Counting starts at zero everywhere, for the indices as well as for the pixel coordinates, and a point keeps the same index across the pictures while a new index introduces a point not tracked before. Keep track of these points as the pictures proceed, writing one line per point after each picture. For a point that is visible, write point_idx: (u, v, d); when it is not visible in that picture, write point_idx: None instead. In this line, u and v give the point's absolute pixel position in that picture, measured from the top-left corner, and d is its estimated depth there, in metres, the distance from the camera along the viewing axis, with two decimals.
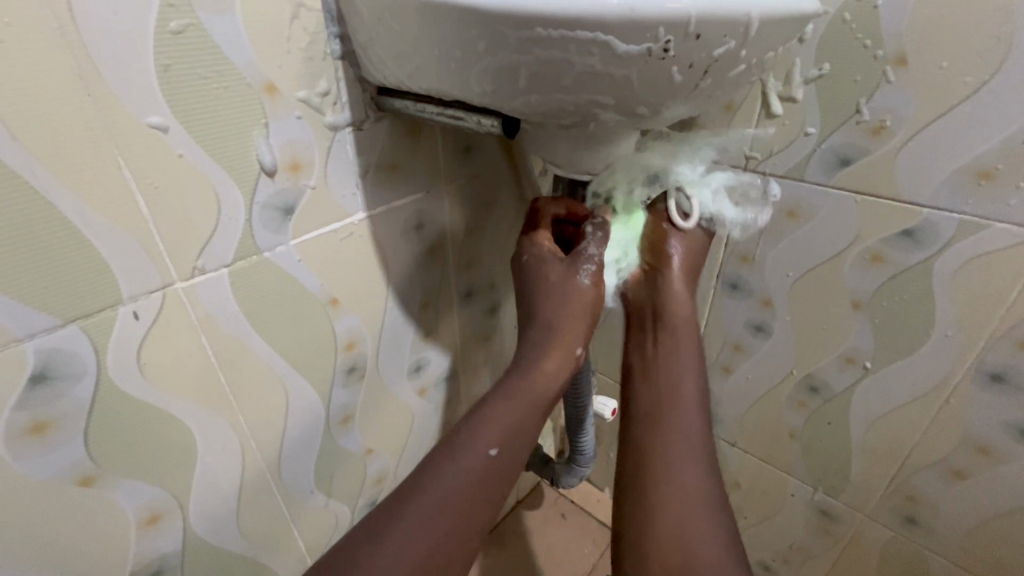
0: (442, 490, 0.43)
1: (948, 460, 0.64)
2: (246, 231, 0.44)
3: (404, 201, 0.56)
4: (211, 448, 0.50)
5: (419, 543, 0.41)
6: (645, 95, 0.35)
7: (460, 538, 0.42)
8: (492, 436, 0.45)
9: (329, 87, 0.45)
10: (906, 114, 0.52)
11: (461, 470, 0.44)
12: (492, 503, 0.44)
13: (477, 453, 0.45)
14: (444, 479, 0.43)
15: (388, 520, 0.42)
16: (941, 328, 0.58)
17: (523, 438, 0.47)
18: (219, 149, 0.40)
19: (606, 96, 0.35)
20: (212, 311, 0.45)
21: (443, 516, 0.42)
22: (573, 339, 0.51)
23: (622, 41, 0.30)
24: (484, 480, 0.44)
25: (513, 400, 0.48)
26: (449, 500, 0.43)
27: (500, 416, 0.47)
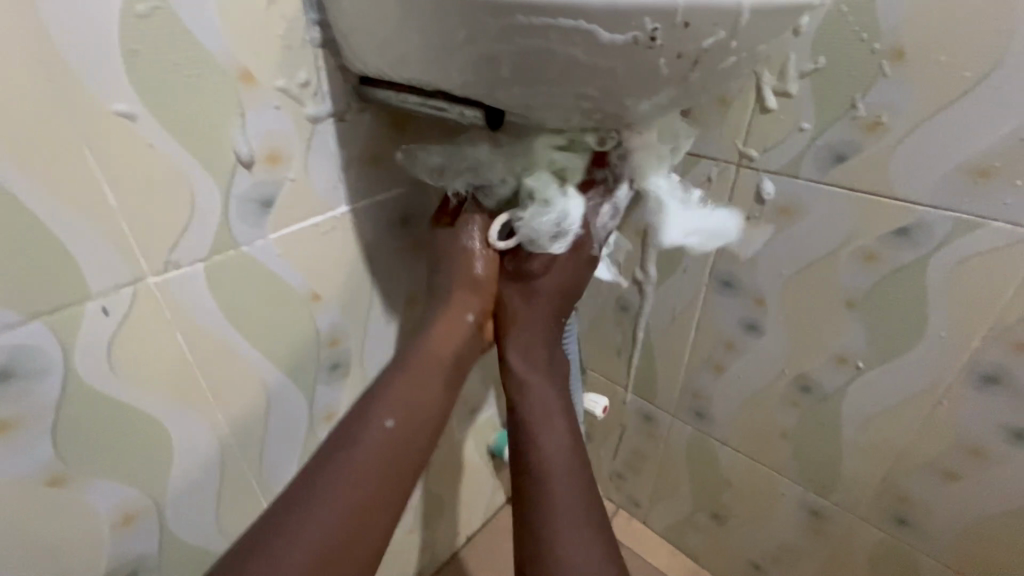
0: (340, 470, 0.42)
1: (939, 461, 0.63)
2: (223, 224, 0.43)
3: (388, 195, 0.55)
4: (188, 447, 0.48)
5: (331, 527, 0.40)
6: (632, 87, 0.34)
7: (373, 514, 0.42)
8: (391, 408, 0.45)
9: (309, 78, 0.44)
10: (902, 110, 0.50)
11: (362, 448, 0.43)
12: (398, 475, 0.44)
13: (376, 429, 0.44)
14: (342, 466, 0.42)
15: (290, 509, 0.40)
16: (935, 328, 0.57)
17: (426, 406, 0.47)
18: (193, 139, 0.39)
19: (590, 87, 0.33)
20: (188, 307, 0.44)
21: (344, 497, 0.41)
22: (465, 305, 0.52)
23: (607, 30, 0.29)
24: (383, 453, 0.44)
25: (411, 375, 0.48)
26: (351, 484, 0.42)
27: (399, 393, 0.46)
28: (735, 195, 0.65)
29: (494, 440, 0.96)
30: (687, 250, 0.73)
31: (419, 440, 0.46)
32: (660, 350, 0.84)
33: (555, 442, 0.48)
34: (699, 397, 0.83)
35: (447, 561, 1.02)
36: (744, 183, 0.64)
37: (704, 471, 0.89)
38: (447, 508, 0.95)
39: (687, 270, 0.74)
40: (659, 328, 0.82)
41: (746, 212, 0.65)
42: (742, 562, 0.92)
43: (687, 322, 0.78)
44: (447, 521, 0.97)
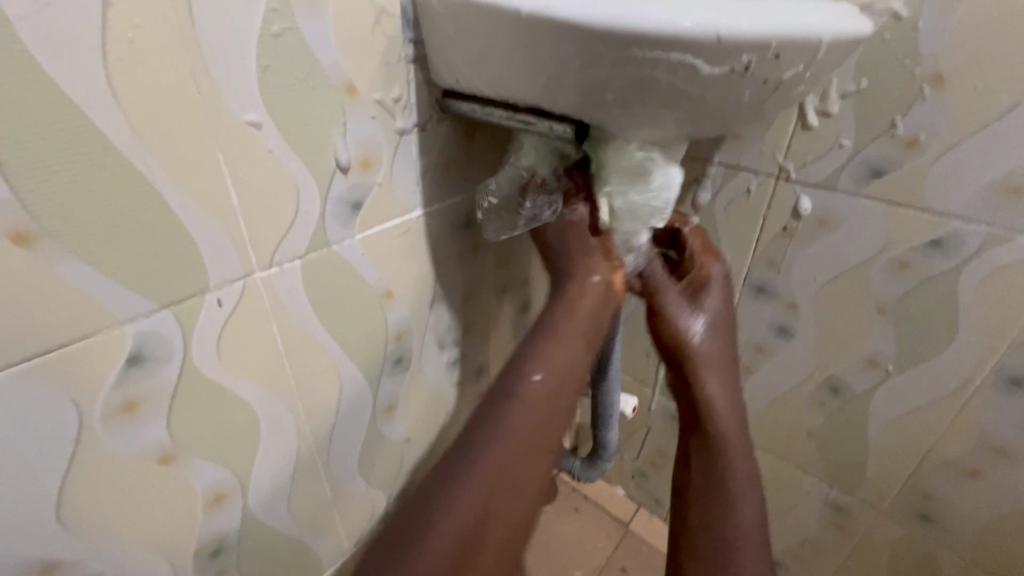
0: (500, 428, 0.45)
1: (962, 460, 0.67)
2: (319, 224, 0.47)
3: (455, 199, 0.59)
4: (272, 433, 0.52)
5: (477, 493, 0.43)
6: (717, 110, 0.38)
7: (526, 469, 0.45)
8: (539, 363, 0.48)
9: (401, 93, 0.48)
10: (941, 130, 0.54)
11: (521, 407, 0.46)
12: (544, 442, 0.47)
13: (528, 385, 0.47)
14: (494, 431, 0.45)
15: (447, 496, 0.43)
16: (963, 334, 0.61)
17: (569, 374, 0.49)
18: (303, 145, 0.43)
19: (680, 110, 0.37)
20: (285, 300, 0.47)
21: (500, 457, 0.44)
22: (591, 266, 0.52)
23: (709, 62, 0.33)
24: (520, 428, 0.45)
25: (560, 344, 0.49)
26: (502, 448, 0.44)
27: (552, 356, 0.49)
28: (773, 206, 0.69)
29: None
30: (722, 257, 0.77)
31: (555, 409, 0.48)
32: None
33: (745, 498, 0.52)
34: None
35: None
36: (782, 195, 0.68)
37: None
38: None
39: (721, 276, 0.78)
40: None
41: (782, 222, 0.69)
42: None
43: None
44: None
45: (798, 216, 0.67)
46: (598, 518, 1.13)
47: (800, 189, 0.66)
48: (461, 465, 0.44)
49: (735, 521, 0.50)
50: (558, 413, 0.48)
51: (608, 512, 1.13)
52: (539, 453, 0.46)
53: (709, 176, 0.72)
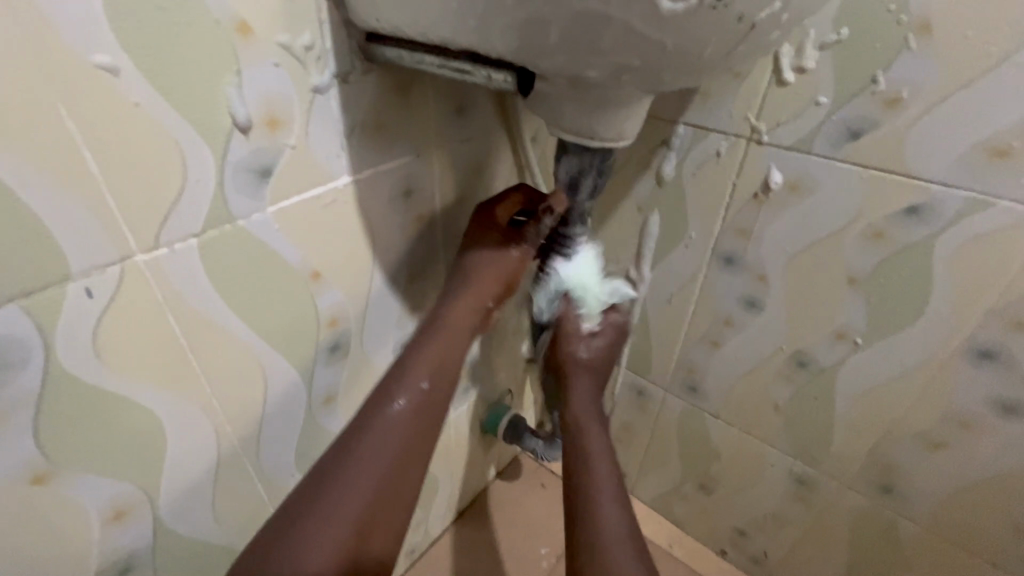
0: (382, 432, 0.48)
1: (927, 432, 0.65)
2: (217, 196, 0.39)
3: (392, 166, 0.51)
4: (182, 437, 0.45)
5: (369, 464, 0.46)
6: (680, 57, 0.31)
7: (401, 486, 0.47)
8: (423, 370, 0.52)
9: (313, 38, 0.40)
10: (923, 86, 0.50)
11: (401, 408, 0.49)
12: (411, 463, 0.48)
13: (413, 390, 0.50)
14: (379, 432, 0.48)
15: (346, 456, 0.47)
16: (935, 306, 0.58)
17: (446, 372, 0.53)
18: (184, 98, 0.34)
19: (635, 58, 0.31)
20: (181, 288, 0.39)
21: (380, 453, 0.47)
22: (484, 284, 0.57)
23: None
24: (397, 432, 0.48)
25: (442, 338, 0.54)
26: (388, 445, 0.48)
27: (426, 354, 0.53)
28: (743, 170, 0.64)
29: (487, 418, 0.95)
30: (689, 227, 0.72)
31: (431, 414, 0.51)
32: (656, 328, 0.84)
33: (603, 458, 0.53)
34: (693, 371, 0.84)
35: (439, 536, 1.02)
36: (753, 159, 0.63)
37: (694, 443, 0.92)
38: (440, 485, 0.95)
39: (689, 246, 0.74)
40: (658, 305, 0.82)
41: (753, 188, 0.64)
42: (726, 528, 0.96)
43: (686, 299, 0.78)
44: (440, 497, 0.97)
45: (768, 188, 0.63)
46: (564, 494, 1.11)
47: (771, 159, 0.61)
48: (340, 462, 0.46)
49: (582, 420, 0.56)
50: (432, 409, 0.51)
51: None
52: (409, 470, 0.48)
53: (677, 139, 0.67)
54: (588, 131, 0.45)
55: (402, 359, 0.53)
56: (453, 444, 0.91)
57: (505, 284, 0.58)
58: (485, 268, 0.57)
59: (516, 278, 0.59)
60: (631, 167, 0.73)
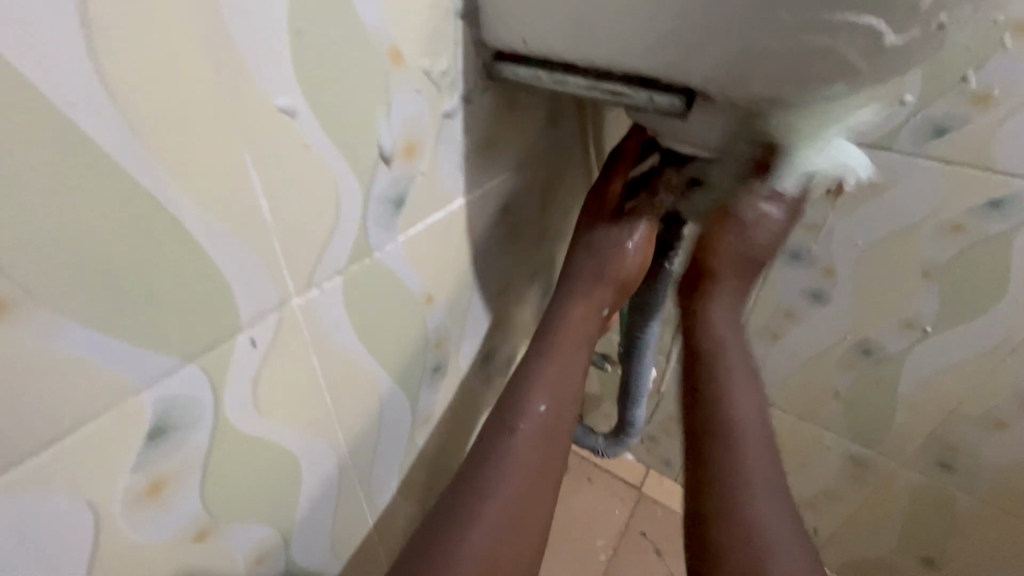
0: (510, 457, 0.49)
1: (991, 412, 0.69)
2: (361, 231, 0.37)
3: (497, 182, 0.50)
4: (314, 473, 0.44)
5: (502, 494, 0.47)
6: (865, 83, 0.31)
7: (533, 512, 0.48)
8: (542, 395, 0.52)
9: (449, 63, 0.38)
10: (1015, 85, 0.51)
11: (523, 433, 0.50)
12: (542, 489, 0.49)
13: (532, 415, 0.51)
14: (507, 457, 0.49)
15: (481, 484, 0.47)
16: (1008, 295, 0.61)
17: (566, 388, 0.53)
18: (345, 135, 0.33)
19: (824, 88, 0.31)
20: (326, 328, 0.38)
21: (514, 479, 0.48)
22: (598, 295, 0.56)
23: (896, 33, 0.26)
24: (526, 460, 0.49)
25: (557, 357, 0.54)
26: (519, 472, 0.48)
27: (546, 372, 0.53)
28: None
29: None
30: None
31: (554, 436, 0.51)
32: None
33: (747, 413, 0.47)
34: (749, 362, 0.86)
35: None
36: None
37: None
38: None
39: None
40: None
41: (826, 184, 0.65)
42: None
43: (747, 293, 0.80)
44: None
45: (841, 189, 0.64)
46: (611, 485, 1.13)
47: (847, 166, 0.63)
48: (471, 488, 0.47)
49: (726, 420, 0.47)
50: (555, 433, 0.52)
51: (619, 477, 1.14)
52: (540, 496, 0.49)
53: None
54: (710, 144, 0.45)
55: (521, 378, 0.53)
56: None
57: (620, 286, 0.57)
58: (598, 275, 0.56)
59: (632, 279, 0.57)
60: None
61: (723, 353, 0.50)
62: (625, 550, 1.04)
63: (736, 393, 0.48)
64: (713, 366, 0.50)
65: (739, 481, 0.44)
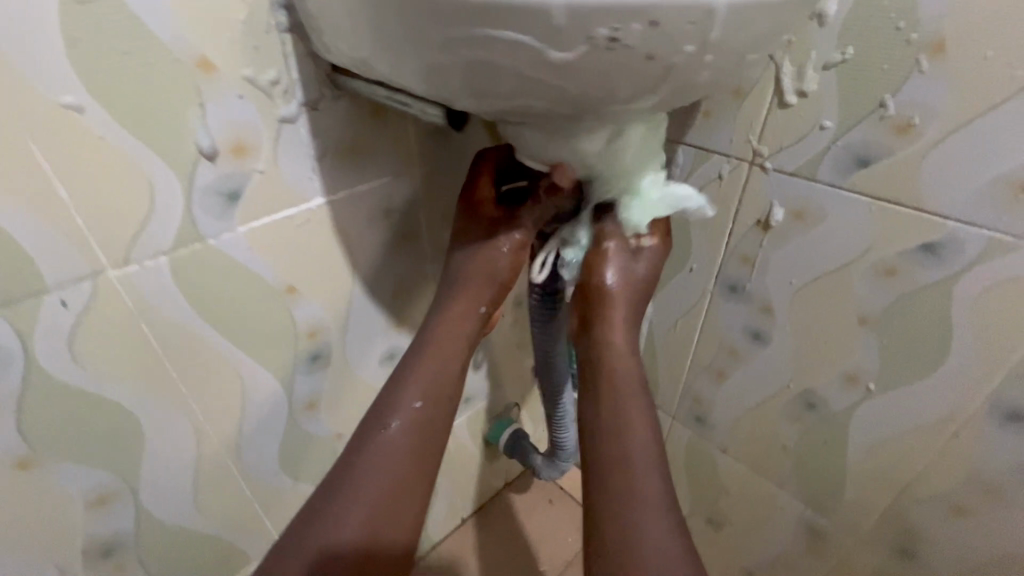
0: (375, 453, 0.49)
1: (950, 494, 0.58)
2: (185, 216, 0.42)
3: (369, 186, 0.53)
4: (161, 433, 0.49)
5: (369, 488, 0.47)
6: (593, 98, 0.30)
7: (402, 504, 0.48)
8: (417, 390, 0.51)
9: (279, 72, 0.42)
10: (937, 112, 0.44)
11: (395, 427, 0.50)
12: (413, 483, 0.49)
13: (404, 410, 0.50)
14: (374, 452, 0.48)
15: (344, 481, 0.47)
16: (955, 356, 0.52)
17: (444, 382, 0.53)
18: (149, 131, 0.38)
19: (542, 100, 0.30)
20: (153, 300, 0.43)
21: (378, 470, 0.48)
22: (479, 293, 0.55)
23: (550, 46, 0.26)
24: (394, 452, 0.49)
25: (435, 352, 0.53)
26: (385, 464, 0.48)
27: (420, 368, 0.52)
28: (746, 194, 0.60)
29: (490, 429, 0.95)
30: (693, 250, 0.69)
31: (429, 432, 0.51)
32: (662, 352, 0.81)
33: (641, 437, 0.45)
34: (699, 401, 0.80)
35: (441, 541, 1.03)
36: (755, 183, 0.59)
37: (702, 475, 0.87)
38: (441, 492, 0.96)
39: (693, 270, 0.70)
40: (663, 328, 0.78)
41: (756, 214, 0.60)
42: (736, 569, 0.90)
43: (691, 326, 0.75)
44: (442, 502, 0.98)
45: (768, 228, 0.60)
46: (570, 510, 1.09)
47: (773, 199, 0.58)
48: (338, 483, 0.47)
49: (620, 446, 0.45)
50: (430, 426, 0.51)
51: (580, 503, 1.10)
52: (408, 489, 0.48)
53: (678, 161, 0.64)
54: (554, 158, 0.45)
55: (398, 372, 0.52)
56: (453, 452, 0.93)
57: (501, 283, 0.55)
58: (477, 272, 0.55)
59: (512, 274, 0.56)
60: None
61: (620, 376, 0.48)
62: None
63: (629, 425, 0.45)
64: (613, 390, 0.48)
65: (628, 505, 0.41)
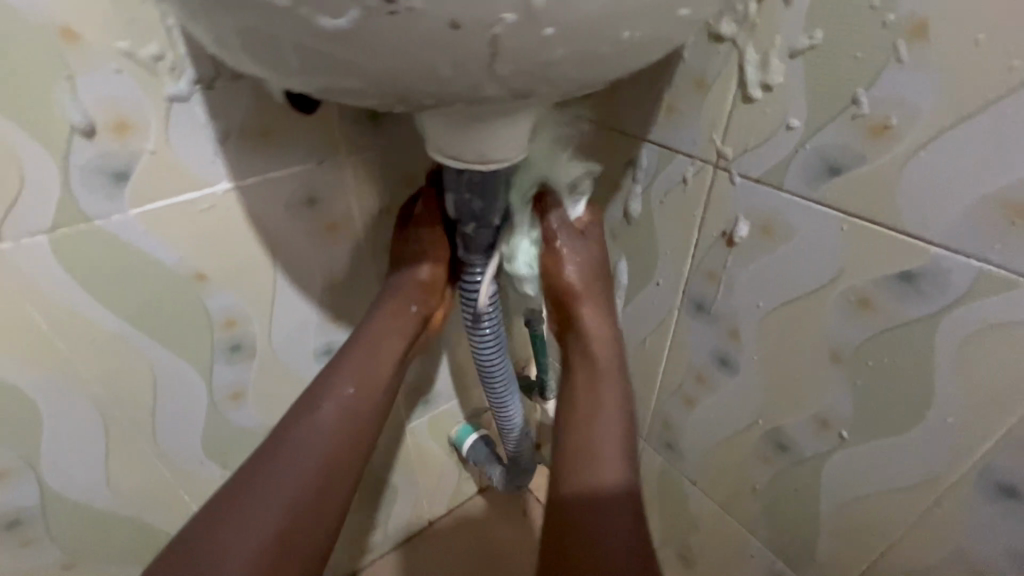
0: (304, 439, 0.47)
1: (933, 572, 0.49)
2: (65, 194, 0.41)
3: (285, 172, 0.50)
4: (61, 413, 0.49)
5: (300, 470, 0.45)
6: (411, 79, 0.26)
7: (329, 493, 0.46)
8: (350, 378, 0.50)
9: (163, 47, 0.40)
10: (918, 111, 0.36)
11: (326, 411, 0.48)
12: (339, 473, 0.47)
13: (337, 396, 0.49)
14: (305, 435, 0.47)
15: (270, 462, 0.46)
16: (939, 410, 0.43)
17: (376, 376, 0.51)
18: (12, 107, 0.37)
19: (351, 81, 0.26)
20: (36, 280, 0.43)
21: (310, 454, 0.46)
22: (410, 297, 0.53)
23: (315, 11, 0.22)
24: (326, 439, 0.47)
25: (366, 346, 0.51)
26: (316, 450, 0.46)
27: (351, 360, 0.50)
28: (712, 202, 0.53)
29: (456, 434, 0.91)
30: (660, 261, 0.61)
31: (359, 421, 0.49)
32: (632, 371, 0.74)
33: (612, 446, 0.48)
34: (669, 428, 0.73)
35: (405, 542, 1.00)
36: (721, 189, 0.51)
37: (673, 509, 0.79)
38: (403, 493, 0.94)
39: (660, 285, 0.63)
40: (632, 345, 0.71)
41: (722, 224, 0.53)
42: None
43: (659, 345, 0.67)
44: (405, 504, 0.95)
45: (733, 244, 0.52)
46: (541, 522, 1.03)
47: (739, 212, 0.51)
48: (254, 477, 0.45)
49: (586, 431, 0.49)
50: (362, 416, 0.49)
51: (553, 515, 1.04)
52: (336, 478, 0.47)
53: (642, 161, 0.57)
54: (452, 150, 0.40)
55: (334, 360, 0.51)
56: (414, 453, 0.90)
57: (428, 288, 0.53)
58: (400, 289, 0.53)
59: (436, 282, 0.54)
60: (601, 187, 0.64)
61: (599, 367, 0.52)
62: None
63: (600, 420, 0.49)
64: (592, 376, 0.52)
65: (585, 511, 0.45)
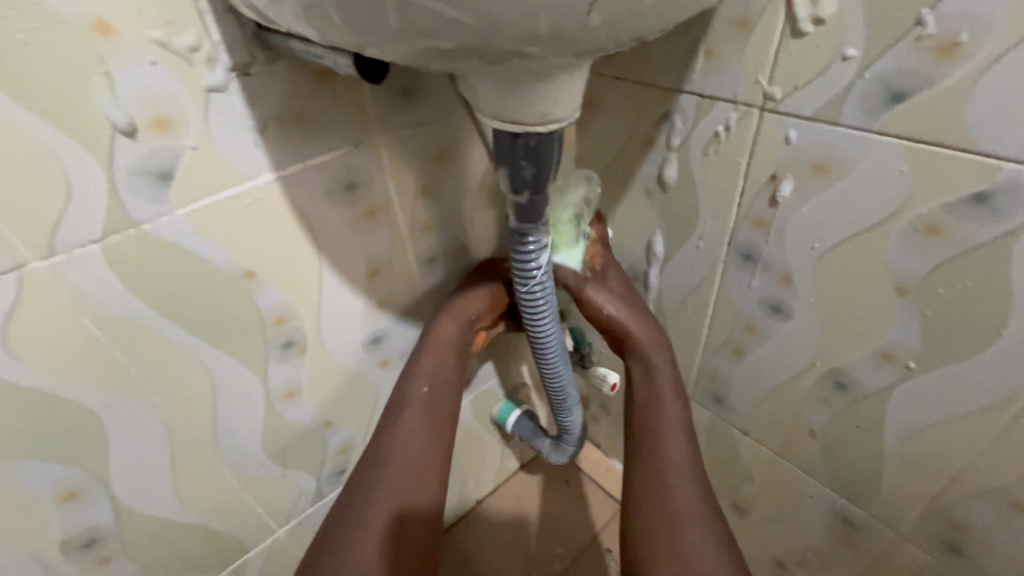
0: (399, 432, 0.58)
1: (1006, 488, 0.50)
2: (112, 200, 0.39)
3: (323, 158, 0.48)
4: (126, 427, 0.48)
5: (397, 462, 0.57)
6: (505, 34, 0.25)
7: (422, 478, 0.57)
8: (423, 379, 0.60)
9: (199, 34, 0.38)
10: (989, 25, 0.36)
11: (410, 413, 0.59)
12: (431, 456, 0.58)
13: (415, 397, 0.60)
14: (399, 430, 0.58)
15: (378, 459, 0.57)
16: (1014, 329, 0.43)
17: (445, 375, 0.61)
18: (51, 110, 0.35)
19: (442, 40, 0.25)
20: (89, 293, 0.41)
21: (404, 446, 0.58)
22: (467, 305, 0.63)
23: None
24: (415, 431, 0.58)
25: (434, 352, 0.61)
26: (408, 443, 0.58)
27: (424, 365, 0.61)
28: (757, 148, 0.52)
29: (497, 411, 0.92)
30: (702, 215, 0.61)
31: (436, 411, 0.60)
32: (675, 331, 0.73)
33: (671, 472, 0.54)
34: (717, 381, 0.72)
35: (455, 523, 1.01)
36: (768, 133, 0.50)
37: (724, 462, 0.79)
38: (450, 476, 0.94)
39: (702, 240, 0.62)
40: (674, 305, 0.71)
41: (770, 168, 0.52)
42: (764, 557, 0.83)
43: (703, 300, 0.67)
44: (452, 486, 0.96)
45: (778, 196, 0.53)
46: (591, 497, 1.03)
47: (787, 161, 0.50)
48: (373, 473, 0.56)
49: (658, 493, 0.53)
50: (438, 407, 0.60)
51: (606, 490, 1.03)
52: (426, 462, 0.58)
53: (679, 111, 0.56)
54: (511, 114, 0.39)
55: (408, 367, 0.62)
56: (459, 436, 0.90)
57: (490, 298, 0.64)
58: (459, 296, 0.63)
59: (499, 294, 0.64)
60: (633, 146, 0.63)
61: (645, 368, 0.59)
62: (585, 563, 0.96)
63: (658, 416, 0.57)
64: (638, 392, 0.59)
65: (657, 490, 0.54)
